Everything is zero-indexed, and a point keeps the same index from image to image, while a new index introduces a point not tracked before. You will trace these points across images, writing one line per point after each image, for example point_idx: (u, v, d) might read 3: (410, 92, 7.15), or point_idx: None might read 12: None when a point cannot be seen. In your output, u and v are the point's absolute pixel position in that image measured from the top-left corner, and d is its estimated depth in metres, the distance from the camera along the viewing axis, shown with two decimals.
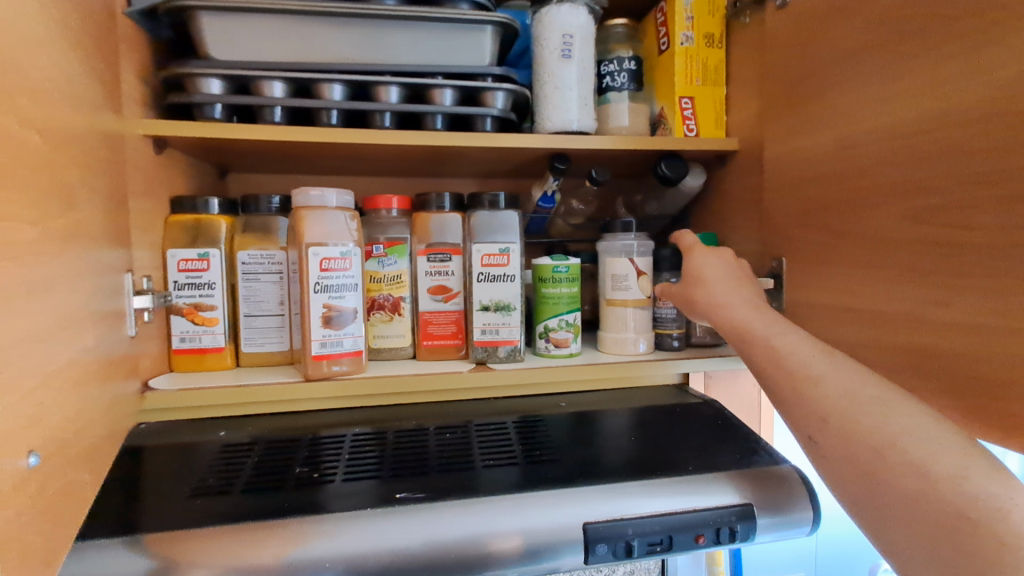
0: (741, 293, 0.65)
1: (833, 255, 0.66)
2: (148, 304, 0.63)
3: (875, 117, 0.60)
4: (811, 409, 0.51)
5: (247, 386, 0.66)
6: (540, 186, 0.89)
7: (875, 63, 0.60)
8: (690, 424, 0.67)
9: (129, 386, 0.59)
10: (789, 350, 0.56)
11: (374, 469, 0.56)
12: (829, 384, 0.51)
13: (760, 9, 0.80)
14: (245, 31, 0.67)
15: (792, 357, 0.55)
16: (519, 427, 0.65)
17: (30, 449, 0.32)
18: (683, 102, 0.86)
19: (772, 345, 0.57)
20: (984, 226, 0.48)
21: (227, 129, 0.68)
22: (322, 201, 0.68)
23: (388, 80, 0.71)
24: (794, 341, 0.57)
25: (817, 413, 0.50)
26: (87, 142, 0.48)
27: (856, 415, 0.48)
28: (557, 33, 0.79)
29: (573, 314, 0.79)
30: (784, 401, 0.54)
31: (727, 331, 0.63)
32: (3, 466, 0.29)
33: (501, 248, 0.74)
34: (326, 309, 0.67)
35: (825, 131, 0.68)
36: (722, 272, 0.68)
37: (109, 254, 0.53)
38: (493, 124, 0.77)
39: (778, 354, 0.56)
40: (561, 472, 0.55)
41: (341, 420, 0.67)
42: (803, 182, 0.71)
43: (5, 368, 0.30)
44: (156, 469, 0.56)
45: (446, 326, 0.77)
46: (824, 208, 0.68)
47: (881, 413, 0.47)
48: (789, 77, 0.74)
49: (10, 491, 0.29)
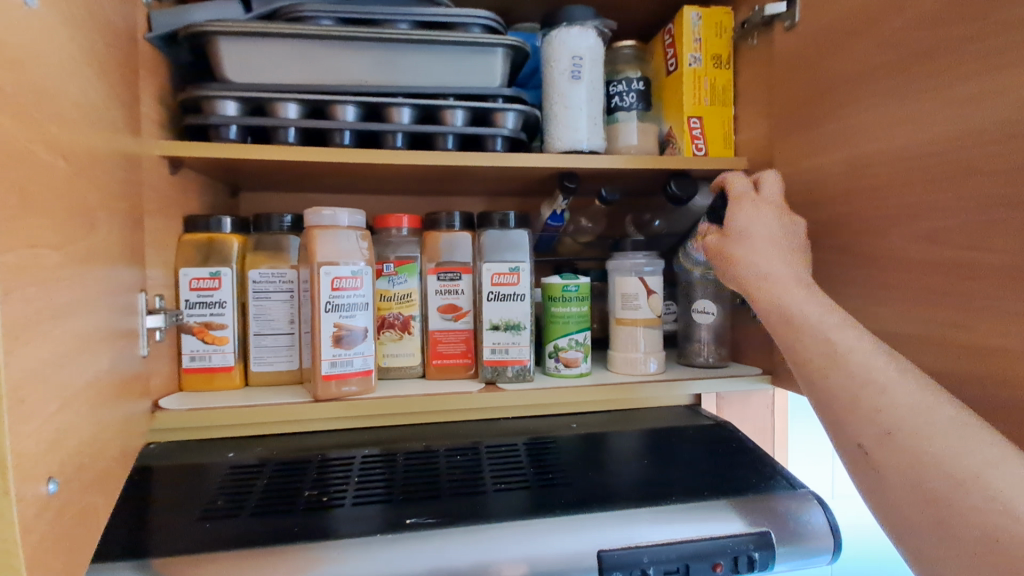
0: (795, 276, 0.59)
1: (847, 275, 0.66)
2: (159, 323, 0.63)
3: (887, 138, 0.60)
4: (872, 417, 0.46)
5: (257, 406, 0.66)
6: (549, 205, 0.89)
7: (886, 84, 0.60)
8: (704, 445, 0.66)
9: (139, 406, 0.59)
10: (851, 353, 0.50)
11: (384, 493, 0.55)
12: (900, 397, 0.45)
13: (767, 32, 0.80)
14: (262, 55, 0.68)
15: (853, 359, 0.50)
16: (530, 449, 0.64)
17: (50, 475, 0.32)
18: (692, 122, 0.86)
19: (833, 346, 0.51)
20: (1003, 247, 0.48)
21: (242, 149, 0.68)
22: (334, 220, 0.68)
23: (401, 102, 0.72)
24: (855, 343, 0.51)
25: (881, 425, 0.45)
26: (108, 165, 0.48)
27: (924, 434, 0.43)
28: (567, 55, 0.80)
29: (583, 333, 0.78)
30: (840, 408, 0.49)
31: (774, 321, 0.58)
32: (26, 493, 0.29)
33: (511, 267, 0.74)
34: (336, 328, 0.67)
35: (836, 152, 0.68)
36: (773, 246, 0.63)
37: (125, 275, 0.54)
38: (503, 144, 0.77)
39: (839, 356, 0.51)
40: (573, 497, 0.54)
41: (350, 441, 0.67)
42: (815, 202, 0.71)
43: (29, 393, 0.30)
44: (168, 491, 0.56)
45: (455, 345, 0.77)
46: (837, 228, 0.67)
47: (960, 438, 0.42)
48: (799, 97, 0.74)
49: (32, 516, 0.30)
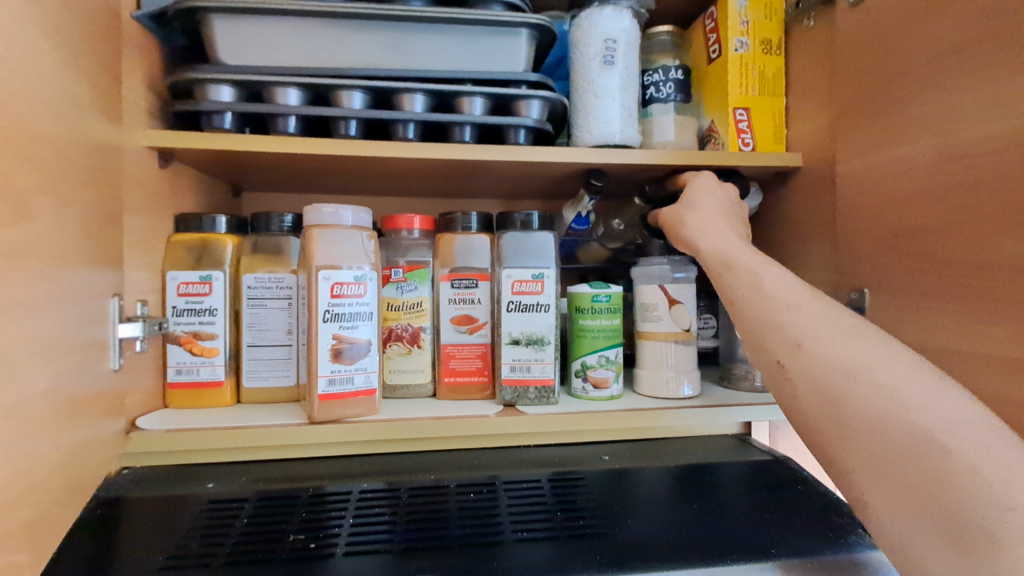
0: (729, 227, 0.61)
1: (935, 287, 0.56)
2: (135, 333, 0.56)
3: (987, 124, 0.50)
4: (783, 333, 0.46)
5: (247, 428, 0.58)
6: (573, 206, 0.80)
7: (986, 61, 0.51)
8: (758, 488, 0.56)
9: (109, 427, 0.52)
10: (773, 281, 0.51)
11: (382, 540, 0.46)
12: (808, 311, 0.46)
13: (827, 10, 0.71)
14: (260, 34, 0.62)
15: (773, 289, 0.50)
16: (556, 486, 0.55)
17: None
18: (738, 113, 0.77)
19: (754, 274, 0.52)
20: None
21: (236, 140, 0.61)
22: (336, 218, 0.60)
23: (413, 87, 0.64)
24: (773, 272, 0.52)
25: (789, 338, 0.46)
26: (65, 149, 0.41)
27: (827, 341, 0.44)
28: (598, 38, 0.72)
29: (615, 350, 0.69)
30: (757, 327, 0.49)
31: (710, 260, 0.58)
32: None
33: (534, 273, 0.66)
34: (335, 341, 0.59)
35: (917, 143, 0.58)
36: (719, 205, 0.65)
37: (91, 278, 0.47)
38: (527, 136, 0.69)
39: (760, 284, 0.51)
40: (609, 552, 0.45)
41: (348, 472, 0.58)
42: (889, 202, 0.61)
43: None
44: (135, 526, 0.48)
45: (470, 361, 0.69)
46: (917, 232, 0.57)
47: (859, 342, 0.43)
48: (869, 83, 0.64)
49: None
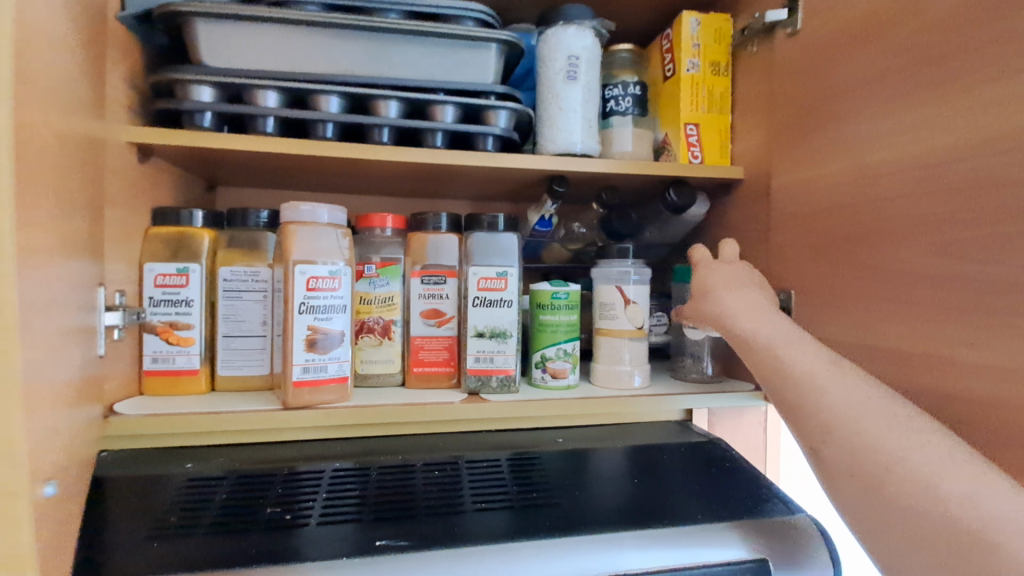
0: (753, 296, 0.68)
1: (849, 289, 0.63)
2: (118, 321, 0.59)
3: (891, 149, 0.58)
4: (817, 421, 0.54)
5: (225, 414, 0.62)
6: (537, 210, 0.86)
7: (891, 94, 0.59)
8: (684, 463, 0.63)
9: (90, 410, 0.54)
10: (799, 366, 0.58)
11: (354, 512, 0.51)
12: (834, 394, 0.54)
13: (767, 39, 0.79)
14: (242, 39, 0.65)
15: (802, 375, 0.57)
16: (514, 465, 0.61)
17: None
18: (689, 129, 0.84)
19: (778, 357, 0.60)
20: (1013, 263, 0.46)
21: (217, 138, 0.64)
22: (312, 216, 0.64)
23: (388, 95, 0.68)
24: (802, 353, 0.59)
25: (821, 426, 0.53)
26: (58, 145, 0.44)
27: (856, 426, 0.51)
28: (563, 55, 0.78)
29: (572, 343, 0.75)
30: (795, 411, 0.57)
31: (739, 344, 0.65)
32: None
33: (498, 271, 0.71)
34: (310, 331, 0.63)
35: (837, 163, 0.66)
36: (733, 276, 0.72)
37: (77, 267, 0.49)
38: (495, 144, 0.74)
39: (786, 369, 0.59)
40: (558, 519, 0.50)
41: (321, 454, 0.62)
42: (814, 214, 0.69)
43: None
44: (119, 499, 0.51)
45: (438, 353, 0.73)
46: (837, 241, 0.65)
47: (889, 425, 0.49)
48: (800, 106, 0.72)
49: None
